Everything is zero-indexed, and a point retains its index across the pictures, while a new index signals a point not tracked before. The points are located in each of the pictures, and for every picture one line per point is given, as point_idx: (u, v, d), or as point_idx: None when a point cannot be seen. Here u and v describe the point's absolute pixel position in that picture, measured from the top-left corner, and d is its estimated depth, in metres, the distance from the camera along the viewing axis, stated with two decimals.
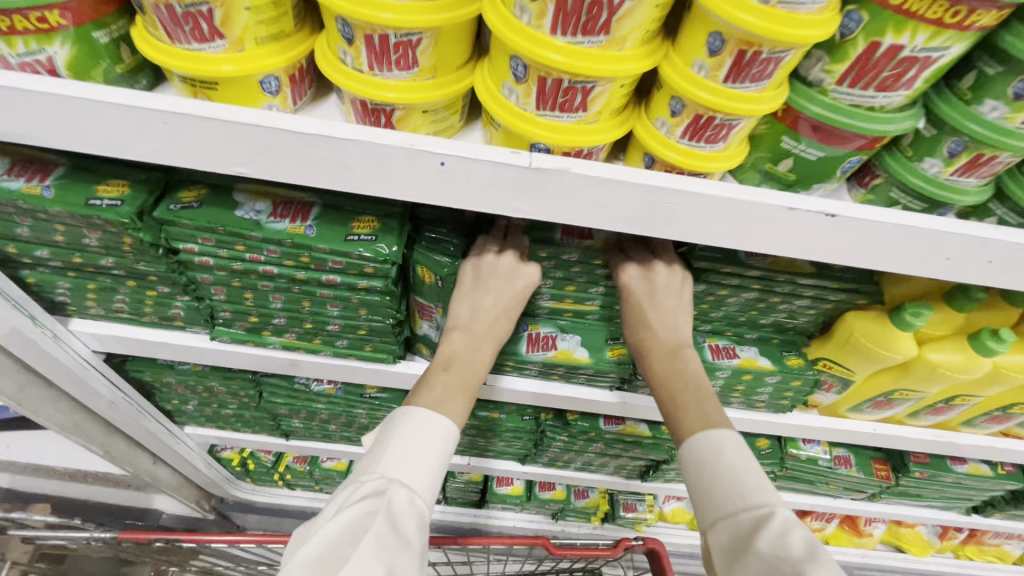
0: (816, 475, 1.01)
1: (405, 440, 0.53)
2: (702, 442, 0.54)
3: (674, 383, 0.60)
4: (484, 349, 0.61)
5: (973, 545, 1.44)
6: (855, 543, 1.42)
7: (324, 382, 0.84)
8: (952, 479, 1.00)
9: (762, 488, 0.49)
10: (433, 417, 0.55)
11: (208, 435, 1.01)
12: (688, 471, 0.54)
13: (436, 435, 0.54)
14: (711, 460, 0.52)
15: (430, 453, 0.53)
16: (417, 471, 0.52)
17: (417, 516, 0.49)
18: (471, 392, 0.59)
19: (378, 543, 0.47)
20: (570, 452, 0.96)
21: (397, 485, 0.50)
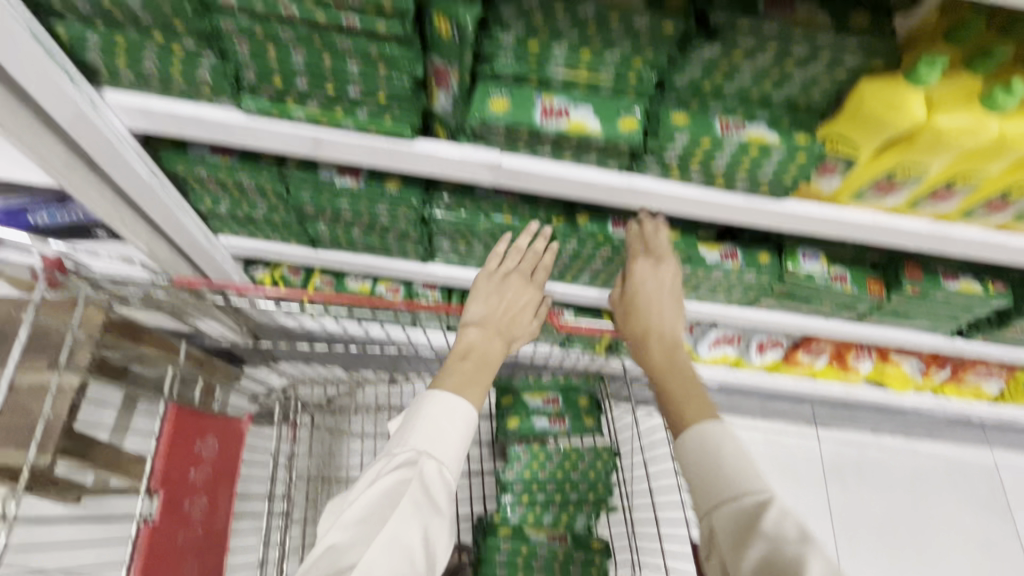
0: (812, 291, 1.07)
1: (433, 417, 0.75)
2: (710, 434, 0.64)
3: (673, 377, 0.74)
4: (495, 344, 0.86)
5: (953, 383, 1.55)
6: (841, 378, 1.53)
7: (347, 178, 0.89)
8: (942, 297, 1.05)
9: (760, 479, 0.60)
10: (454, 401, 0.76)
11: (241, 244, 1.09)
12: (689, 456, 0.64)
13: (455, 409, 0.75)
14: (717, 449, 0.62)
15: (453, 433, 0.75)
16: (443, 448, 0.74)
17: (443, 481, 0.72)
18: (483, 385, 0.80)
19: (413, 504, 0.70)
20: (579, 261, 1.02)
21: (427, 457, 0.72)
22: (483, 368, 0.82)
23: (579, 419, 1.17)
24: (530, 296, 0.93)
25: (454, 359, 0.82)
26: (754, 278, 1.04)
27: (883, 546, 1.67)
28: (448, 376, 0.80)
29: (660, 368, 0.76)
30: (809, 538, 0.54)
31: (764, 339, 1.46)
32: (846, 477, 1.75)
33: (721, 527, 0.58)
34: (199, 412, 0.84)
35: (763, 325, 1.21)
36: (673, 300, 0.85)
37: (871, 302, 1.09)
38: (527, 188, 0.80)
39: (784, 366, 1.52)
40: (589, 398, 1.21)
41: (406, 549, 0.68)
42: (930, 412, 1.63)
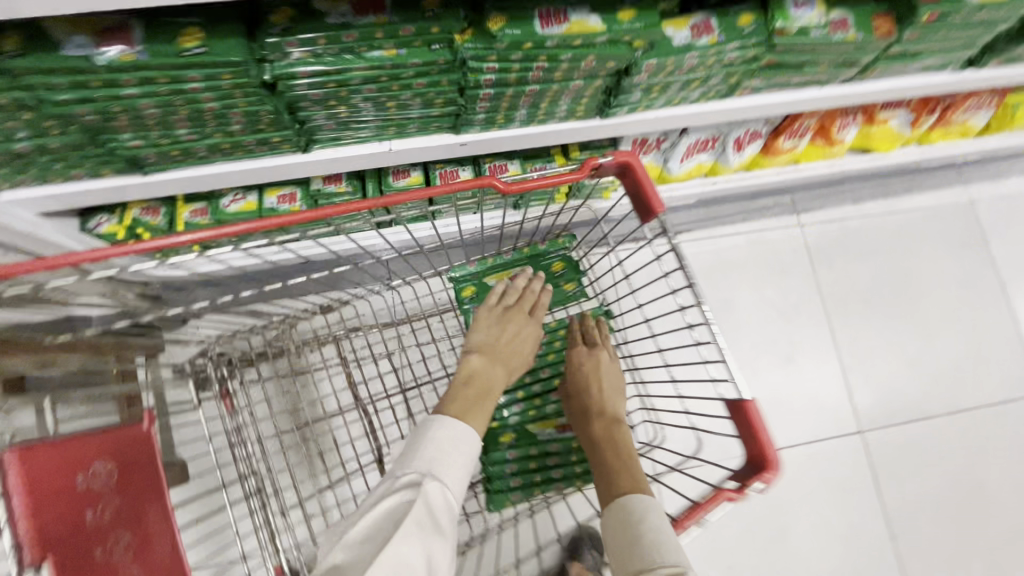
0: (807, 53, 0.83)
1: (438, 449, 0.70)
2: (634, 508, 0.68)
3: (611, 452, 0.76)
4: (495, 370, 0.82)
5: (940, 129, 1.40)
6: (826, 155, 1.37)
7: (116, 51, 0.56)
8: (964, 18, 0.83)
9: (676, 551, 0.62)
10: (461, 427, 0.73)
11: (38, 198, 0.77)
12: (616, 528, 0.68)
13: (458, 442, 0.72)
14: (638, 523, 0.66)
15: (456, 458, 0.70)
16: (449, 474, 0.69)
17: (446, 507, 0.66)
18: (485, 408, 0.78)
19: (416, 525, 0.64)
20: (507, 93, 0.74)
21: (430, 479, 0.67)
22: (488, 397, 0.79)
23: (557, 289, 0.98)
24: (530, 331, 0.89)
25: (456, 385, 0.79)
26: (737, 54, 0.79)
27: (873, 312, 1.68)
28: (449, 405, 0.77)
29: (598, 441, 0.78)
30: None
31: (742, 135, 1.24)
32: (832, 256, 1.70)
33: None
34: (57, 443, 0.62)
35: (746, 116, 0.98)
36: (618, 381, 0.85)
37: (877, 49, 0.86)
38: None
39: (765, 159, 1.33)
40: (563, 261, 0.98)
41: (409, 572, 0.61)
42: (915, 166, 1.51)
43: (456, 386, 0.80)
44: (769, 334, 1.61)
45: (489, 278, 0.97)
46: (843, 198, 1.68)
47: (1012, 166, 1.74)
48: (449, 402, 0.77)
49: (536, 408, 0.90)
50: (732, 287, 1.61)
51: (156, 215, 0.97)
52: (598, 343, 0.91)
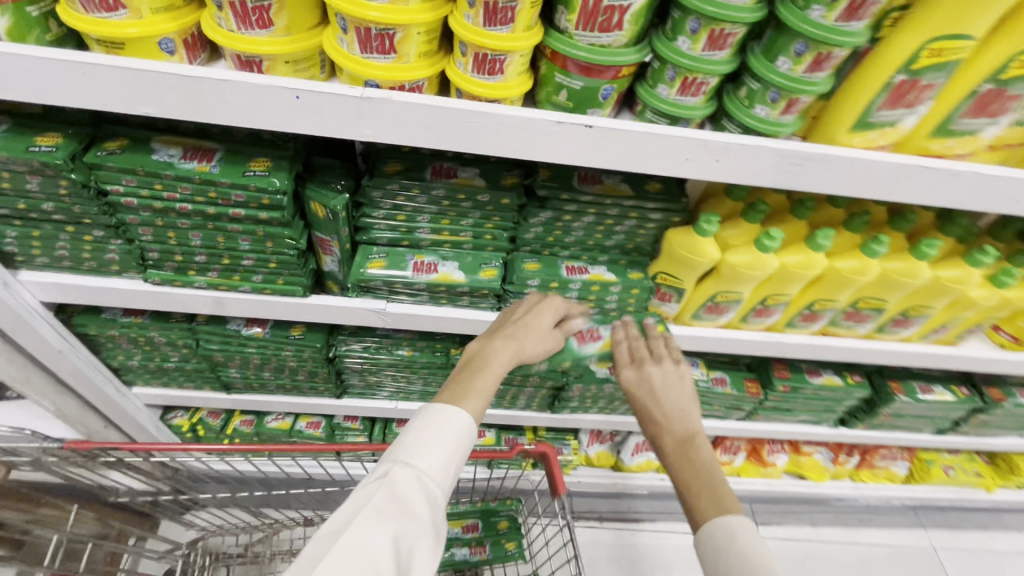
0: (699, 395, 1.17)
1: (419, 434, 0.65)
2: (718, 529, 0.59)
3: (686, 470, 0.66)
4: (504, 356, 0.73)
5: (866, 469, 1.63)
6: (762, 473, 1.59)
7: (253, 328, 0.96)
8: (811, 391, 1.17)
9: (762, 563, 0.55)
10: (453, 411, 0.67)
11: (154, 393, 1.12)
12: (708, 558, 0.58)
13: (447, 426, 0.66)
14: (728, 544, 0.57)
15: (439, 442, 0.64)
16: (425, 458, 0.63)
17: (416, 493, 0.61)
18: (484, 391, 0.70)
19: (377, 511, 0.59)
20: None
21: (400, 466, 0.62)
22: (481, 384, 0.71)
23: (499, 545, 1.15)
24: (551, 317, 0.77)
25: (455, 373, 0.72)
26: None
27: None
28: (450, 392, 0.70)
29: (673, 464, 0.68)
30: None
31: None
32: None
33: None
34: None
35: None
36: (686, 395, 0.73)
37: (753, 401, 1.19)
38: (414, 327, 0.89)
39: None
40: (509, 520, 1.18)
41: (370, 562, 0.55)
42: (854, 500, 1.69)
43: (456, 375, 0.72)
44: None
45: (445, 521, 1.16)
46: (802, 521, 1.82)
47: (964, 519, 1.85)
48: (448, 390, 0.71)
49: None
50: None
51: (216, 418, 1.27)
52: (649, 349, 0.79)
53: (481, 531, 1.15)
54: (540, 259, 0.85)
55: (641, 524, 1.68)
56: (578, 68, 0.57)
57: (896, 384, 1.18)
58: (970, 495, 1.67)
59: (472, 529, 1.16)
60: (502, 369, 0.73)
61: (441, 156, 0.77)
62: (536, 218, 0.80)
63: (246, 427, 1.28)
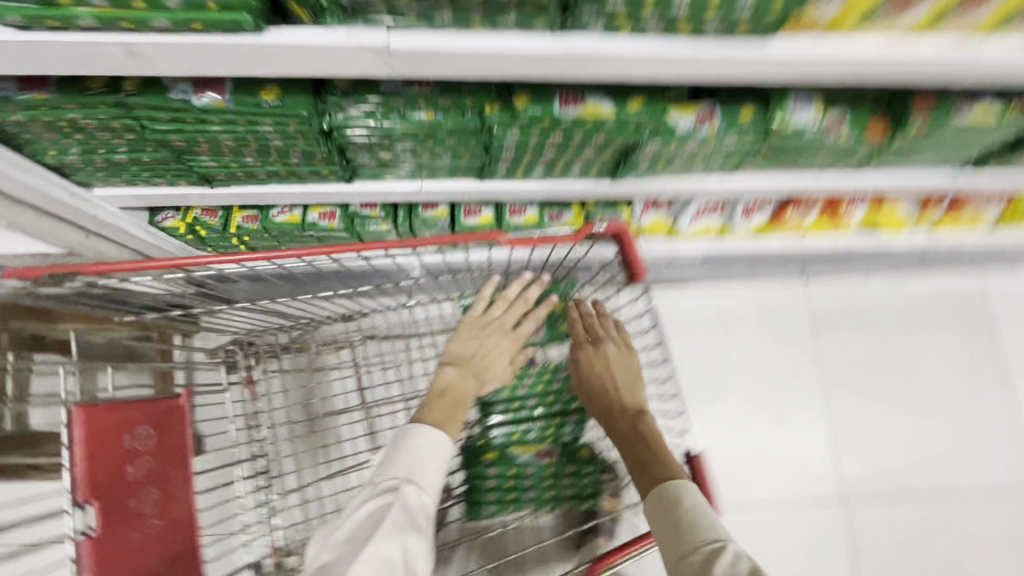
0: (803, 144, 0.91)
1: (412, 454, 0.80)
2: (669, 493, 0.74)
3: (640, 440, 0.83)
4: (470, 382, 0.90)
5: (950, 217, 1.44)
6: (832, 230, 1.43)
7: (207, 95, 0.69)
8: (953, 129, 0.90)
9: (714, 529, 0.69)
10: (432, 433, 0.82)
11: (124, 195, 0.91)
12: (658, 513, 0.74)
13: (432, 446, 0.81)
14: (677, 509, 0.72)
15: (430, 465, 0.79)
16: (422, 475, 0.77)
17: (422, 507, 0.76)
18: (462, 415, 0.88)
19: (394, 523, 0.73)
20: (524, 154, 0.85)
21: (405, 484, 0.76)
22: (460, 408, 0.88)
23: (555, 327, 1.06)
24: (508, 348, 0.95)
25: (432, 394, 0.88)
26: (736, 141, 0.88)
27: (871, 384, 1.71)
28: (427, 412, 0.86)
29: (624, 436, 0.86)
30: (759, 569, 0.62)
31: (750, 202, 1.32)
32: (835, 325, 1.74)
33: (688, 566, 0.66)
34: (117, 404, 0.73)
35: (748, 191, 1.07)
36: (633, 376, 0.91)
37: (871, 148, 0.93)
38: (434, 73, 0.61)
39: (772, 227, 1.41)
40: (565, 301, 1.06)
41: (386, 562, 0.71)
42: (923, 249, 1.56)
43: (434, 396, 0.88)
44: (761, 394, 1.65)
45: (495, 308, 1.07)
46: (854, 273, 1.75)
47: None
48: (429, 411, 0.86)
49: (519, 433, 1.00)
50: (732, 341, 1.66)
51: (215, 217, 1.09)
52: (608, 339, 0.96)
53: (535, 314, 1.06)
54: None
55: (685, 287, 1.66)
56: None
57: None
58: None
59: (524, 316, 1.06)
60: (472, 393, 0.90)
61: None
62: None
63: (252, 224, 1.11)
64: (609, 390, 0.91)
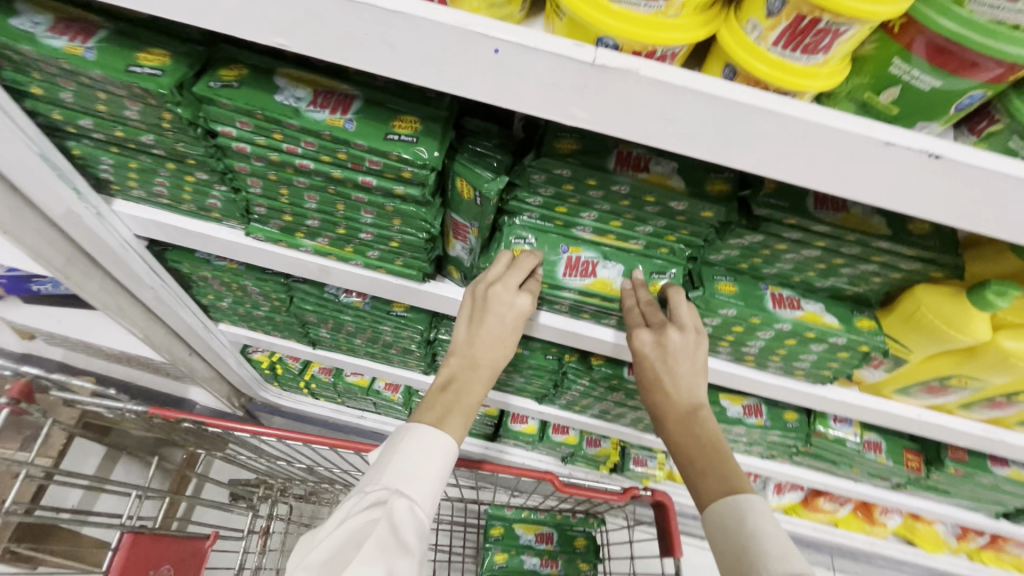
0: (842, 455, 0.97)
1: (408, 458, 0.59)
2: (728, 515, 0.52)
3: (694, 451, 0.58)
4: (482, 379, 0.64)
5: (992, 551, 1.39)
6: (866, 530, 1.40)
7: (353, 295, 0.85)
8: (988, 481, 0.94)
9: (787, 555, 0.48)
10: (434, 434, 0.60)
11: (240, 333, 1.05)
12: (718, 542, 0.52)
13: (433, 454, 0.59)
14: (732, 524, 0.51)
15: (432, 469, 0.59)
16: (418, 486, 0.58)
17: (415, 525, 0.56)
18: (469, 415, 0.63)
19: (380, 548, 0.54)
20: (588, 396, 0.95)
21: (395, 499, 0.56)
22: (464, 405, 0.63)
23: (573, 564, 1.04)
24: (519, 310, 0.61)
25: (432, 389, 0.64)
26: (779, 437, 0.95)
27: None
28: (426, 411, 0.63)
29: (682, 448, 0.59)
30: None
31: (783, 481, 1.33)
32: None
33: None
34: (159, 537, 0.77)
35: (784, 477, 1.10)
36: (699, 368, 0.62)
37: (908, 476, 0.98)
38: (537, 336, 0.74)
39: (803, 510, 1.39)
40: (587, 538, 1.07)
41: None
42: None
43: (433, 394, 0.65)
44: None
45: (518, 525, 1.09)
46: None
47: None
48: (422, 411, 0.63)
49: None
50: None
51: (295, 362, 1.20)
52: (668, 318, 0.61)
53: (555, 544, 1.06)
54: (737, 281, 0.63)
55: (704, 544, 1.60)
56: (943, 56, 0.35)
57: None
58: None
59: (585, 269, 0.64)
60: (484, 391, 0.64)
61: (632, 140, 0.56)
62: (738, 240, 0.59)
63: (325, 376, 1.21)
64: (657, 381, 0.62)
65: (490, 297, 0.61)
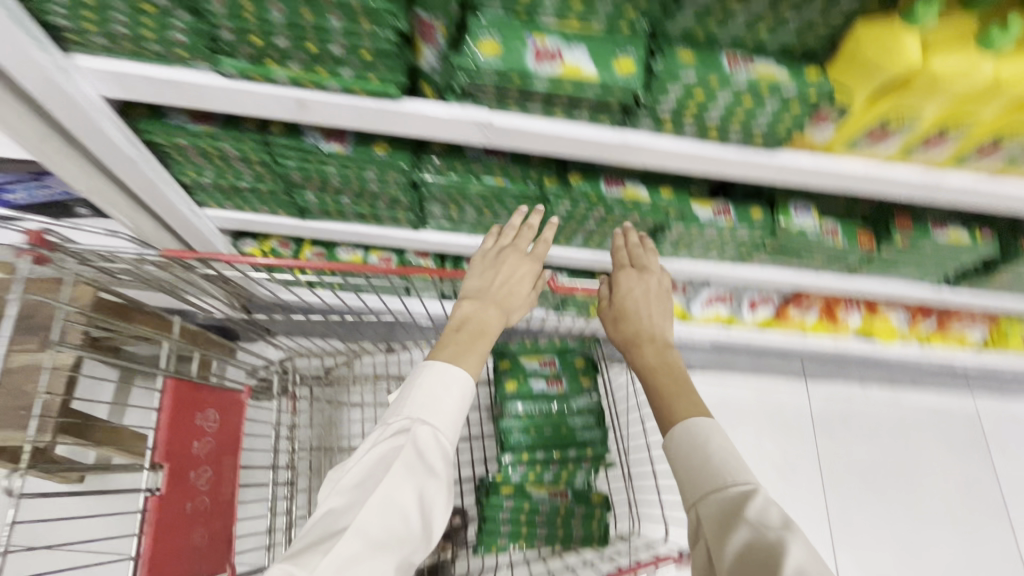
0: (804, 244, 1.07)
1: (427, 395, 0.81)
2: (698, 431, 0.72)
3: (663, 375, 0.82)
4: (491, 313, 0.89)
5: (939, 333, 1.58)
6: (831, 332, 1.56)
7: (333, 144, 0.87)
8: (931, 246, 1.06)
9: (741, 471, 0.67)
10: (450, 369, 0.81)
11: (228, 216, 1.08)
12: (682, 455, 0.71)
13: (451, 386, 0.81)
14: (703, 445, 0.70)
15: (448, 398, 0.81)
16: (437, 417, 0.80)
17: (435, 450, 0.78)
18: (481, 351, 0.85)
19: (406, 470, 0.77)
20: (570, 221, 1.01)
21: (420, 424, 0.79)
22: (480, 338, 0.86)
23: (575, 380, 1.16)
24: (528, 271, 0.94)
25: (451, 328, 0.87)
26: (747, 233, 1.04)
27: (869, 491, 1.74)
28: (446, 349, 0.85)
29: (653, 369, 0.84)
30: (790, 521, 0.60)
31: (755, 296, 1.48)
32: (835, 428, 1.81)
33: (706, 518, 0.65)
34: (198, 386, 0.83)
35: (755, 280, 1.22)
36: (665, 316, 0.91)
37: (861, 254, 1.10)
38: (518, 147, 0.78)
39: (775, 322, 1.54)
40: (583, 358, 1.20)
41: (398, 510, 0.75)
42: (917, 361, 1.68)
43: (452, 331, 0.87)
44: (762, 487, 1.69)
45: (522, 357, 1.17)
46: (852, 379, 1.86)
47: (1015, 386, 1.86)
48: (443, 349, 0.85)
49: (535, 473, 1.08)
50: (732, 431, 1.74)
51: (287, 248, 1.25)
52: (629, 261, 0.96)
53: (559, 367, 1.17)
54: (696, 49, 0.68)
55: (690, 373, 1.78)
56: None
57: None
58: None
59: (553, 59, 0.66)
60: (495, 328, 0.88)
61: None
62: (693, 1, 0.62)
63: (318, 259, 1.26)
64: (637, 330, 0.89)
65: (505, 256, 0.94)
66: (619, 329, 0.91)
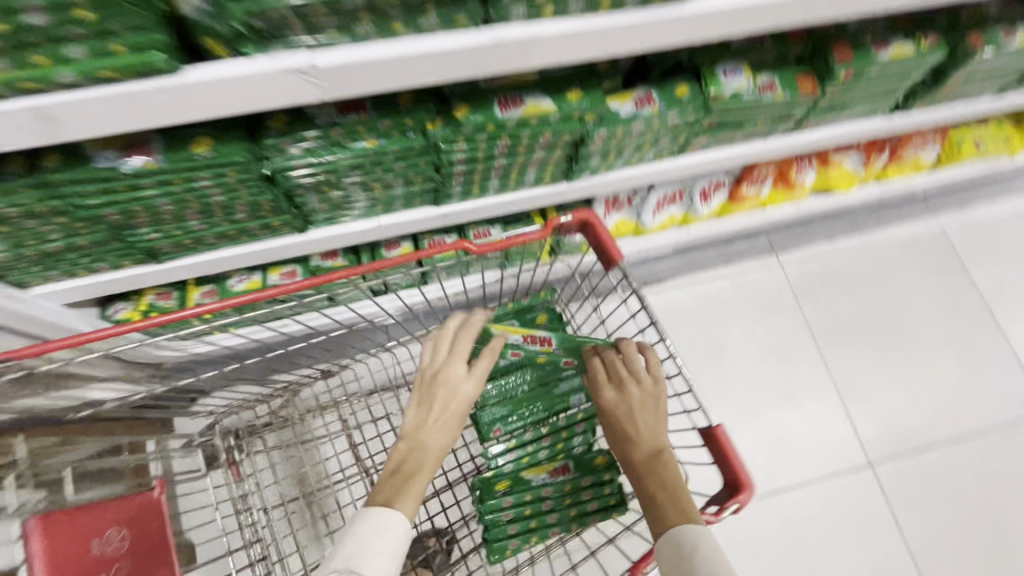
0: (741, 111, 0.92)
1: (359, 539, 0.66)
2: (682, 539, 0.65)
3: (656, 487, 0.73)
4: (434, 448, 0.77)
5: (894, 165, 1.50)
6: (789, 198, 1.46)
7: (137, 158, 0.66)
8: (878, 70, 0.92)
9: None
10: (387, 515, 0.69)
11: (62, 290, 0.85)
12: (668, 559, 0.65)
13: (385, 529, 0.68)
14: (690, 550, 0.64)
15: (383, 547, 0.66)
16: (368, 562, 0.64)
17: None
18: (417, 490, 0.73)
19: None
20: (476, 167, 0.84)
21: (347, 574, 0.63)
22: (416, 477, 0.74)
23: (542, 340, 1.04)
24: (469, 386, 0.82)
25: (386, 472, 0.76)
26: (680, 117, 0.89)
27: (864, 343, 1.72)
28: (380, 494, 0.73)
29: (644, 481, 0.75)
30: None
31: (707, 185, 1.34)
32: (815, 291, 1.76)
33: None
34: (76, 512, 0.66)
35: (701, 167, 1.08)
36: (659, 418, 0.80)
37: (806, 103, 0.96)
38: (366, 87, 0.62)
39: (730, 207, 1.43)
40: (546, 313, 1.07)
41: None
42: (879, 199, 1.61)
43: (386, 475, 0.76)
44: (763, 373, 1.64)
45: None
46: (820, 240, 1.79)
47: (974, 195, 1.83)
48: (377, 494, 0.73)
49: (529, 455, 0.97)
50: (721, 328, 1.67)
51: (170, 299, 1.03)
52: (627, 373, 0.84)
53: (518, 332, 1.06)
54: None
55: (661, 286, 1.68)
56: None
57: (977, 36, 0.95)
58: (994, 167, 1.60)
59: None
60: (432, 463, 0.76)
61: None
62: None
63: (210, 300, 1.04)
64: (623, 427, 0.80)
65: (438, 376, 0.81)
66: (614, 434, 0.82)
